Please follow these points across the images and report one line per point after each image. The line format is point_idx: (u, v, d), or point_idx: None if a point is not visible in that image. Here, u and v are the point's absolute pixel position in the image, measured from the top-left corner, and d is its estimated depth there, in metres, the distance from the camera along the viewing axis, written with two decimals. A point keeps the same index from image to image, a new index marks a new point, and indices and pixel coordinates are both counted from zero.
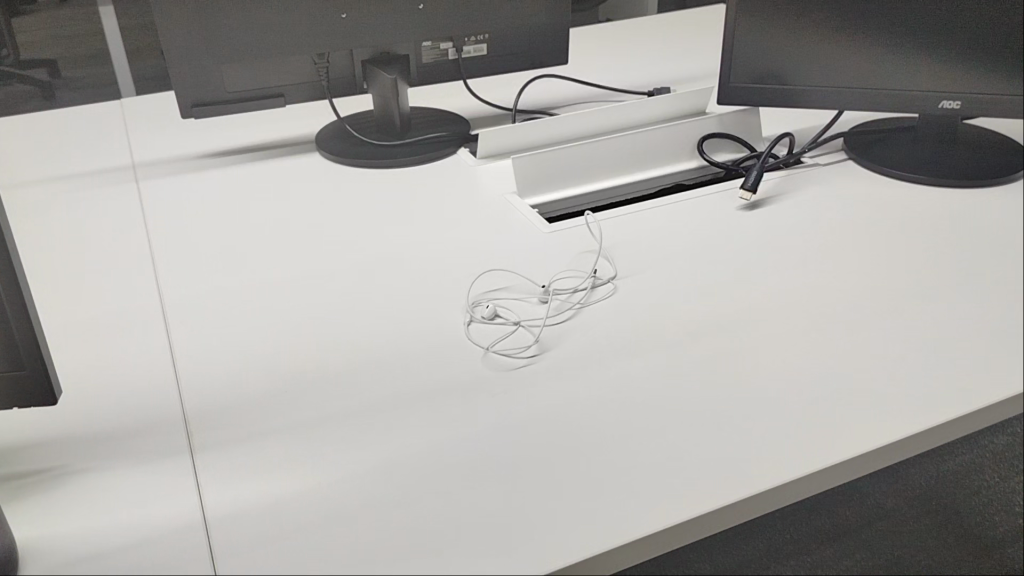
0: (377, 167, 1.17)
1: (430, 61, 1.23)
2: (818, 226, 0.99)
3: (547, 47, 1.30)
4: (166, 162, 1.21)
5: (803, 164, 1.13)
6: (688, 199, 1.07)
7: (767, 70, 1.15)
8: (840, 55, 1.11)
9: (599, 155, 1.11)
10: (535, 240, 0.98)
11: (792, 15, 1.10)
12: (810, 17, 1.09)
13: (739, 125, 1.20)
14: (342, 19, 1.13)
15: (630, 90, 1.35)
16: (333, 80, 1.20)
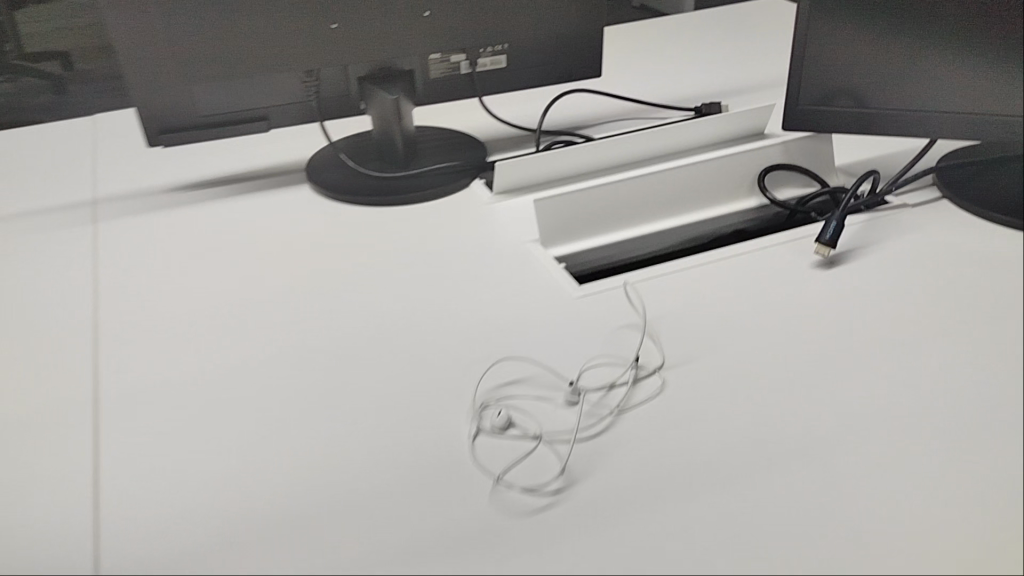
0: (375, 206, 0.99)
1: (439, 77, 1.05)
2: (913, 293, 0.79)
3: (577, 58, 1.11)
4: (130, 198, 1.03)
5: (888, 206, 0.93)
6: (748, 251, 0.88)
7: (842, 89, 0.95)
8: (933, 70, 0.91)
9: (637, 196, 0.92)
10: (562, 311, 0.79)
11: (880, 22, 0.90)
12: (896, 28, 0.90)
13: (806, 154, 1.00)
14: (333, 30, 0.95)
15: (673, 108, 1.16)
16: (325, 102, 1.02)
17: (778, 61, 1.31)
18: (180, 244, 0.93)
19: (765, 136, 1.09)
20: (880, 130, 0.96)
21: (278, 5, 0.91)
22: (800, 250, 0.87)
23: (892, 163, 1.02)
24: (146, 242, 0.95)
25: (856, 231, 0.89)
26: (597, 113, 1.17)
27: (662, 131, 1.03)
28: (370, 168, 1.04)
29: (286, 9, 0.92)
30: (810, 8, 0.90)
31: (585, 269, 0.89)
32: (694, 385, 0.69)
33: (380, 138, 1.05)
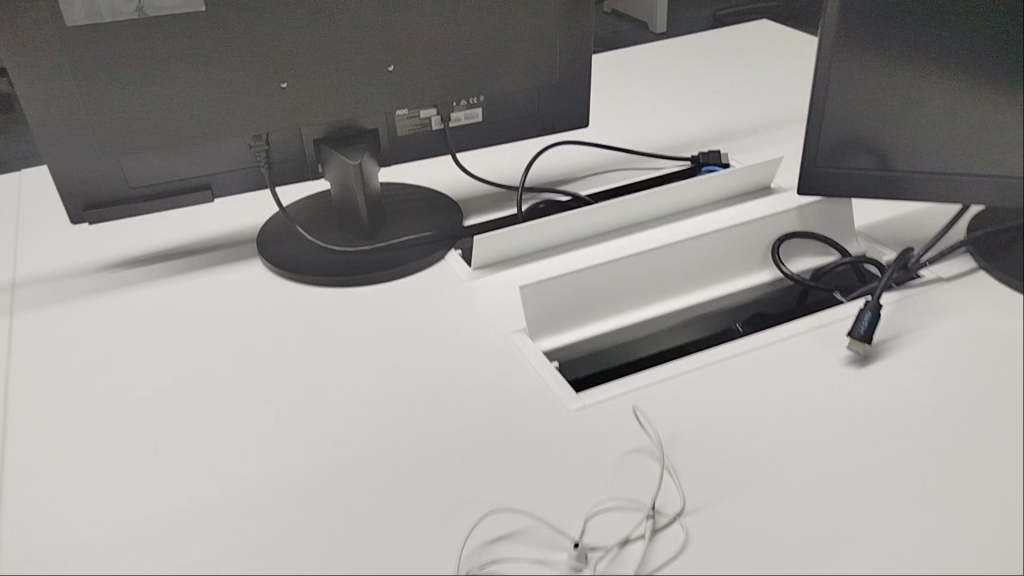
0: (336, 286, 0.87)
1: (407, 134, 0.93)
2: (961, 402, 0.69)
3: (562, 107, 0.99)
4: (56, 279, 0.90)
5: (919, 281, 0.83)
6: (765, 341, 0.76)
7: (862, 145, 0.84)
8: (962, 130, 0.81)
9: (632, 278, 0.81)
10: (559, 432, 0.68)
11: (905, 71, 0.80)
12: (925, 71, 0.79)
13: (823, 219, 0.89)
14: (282, 89, 0.83)
15: (668, 158, 1.05)
16: (276, 166, 0.90)
17: (778, 94, 1.20)
18: (110, 343, 0.80)
19: (772, 191, 0.97)
20: (906, 196, 0.84)
21: (216, 61, 0.80)
22: (827, 342, 0.76)
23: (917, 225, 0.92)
24: (70, 337, 0.82)
25: (888, 316, 0.78)
26: (583, 165, 1.05)
27: (661, 193, 0.91)
28: (327, 240, 0.91)
29: (226, 67, 0.80)
30: (833, 32, 0.79)
31: (580, 368, 0.77)
32: (722, 538, 0.58)
33: (339, 204, 0.93)
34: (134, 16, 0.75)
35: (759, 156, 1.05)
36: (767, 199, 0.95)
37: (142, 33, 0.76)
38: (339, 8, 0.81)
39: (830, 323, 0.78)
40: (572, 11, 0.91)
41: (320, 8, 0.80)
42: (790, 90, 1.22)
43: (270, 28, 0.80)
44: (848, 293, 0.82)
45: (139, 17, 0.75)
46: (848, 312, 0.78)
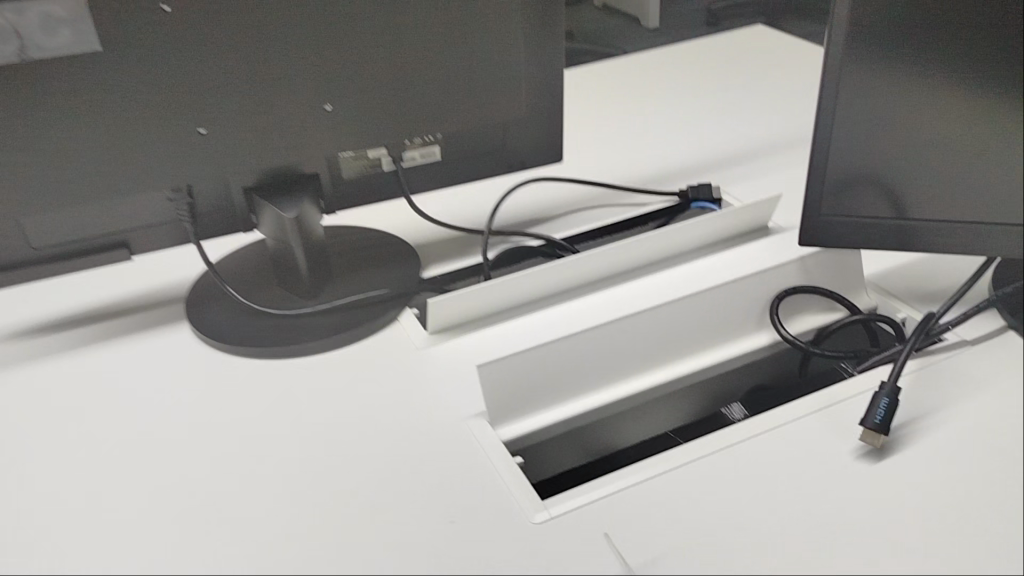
0: (272, 355, 0.76)
1: (353, 177, 0.81)
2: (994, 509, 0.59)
3: (532, 140, 0.88)
4: None
5: (940, 345, 0.73)
6: (762, 426, 0.66)
7: (869, 182, 0.75)
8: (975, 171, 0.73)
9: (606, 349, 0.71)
10: (518, 553, 0.57)
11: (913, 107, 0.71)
12: (937, 100, 0.71)
13: (828, 271, 0.79)
14: (201, 135, 0.72)
15: (653, 194, 0.94)
16: (203, 219, 0.78)
17: (773, 113, 1.09)
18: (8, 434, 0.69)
19: (769, 232, 0.86)
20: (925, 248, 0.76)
21: (123, 105, 0.68)
22: (835, 428, 0.65)
23: (933, 275, 0.81)
24: None
25: (906, 393, 0.68)
26: (558, 202, 0.94)
27: (648, 239, 0.79)
28: (263, 301, 0.80)
29: (133, 114, 0.69)
30: (840, 49, 0.70)
31: (549, 470, 0.66)
32: None
33: (277, 259, 0.82)
34: (15, 58, 0.63)
35: (754, 188, 0.94)
36: (764, 241, 0.84)
37: (27, 78, 0.64)
38: (266, 43, 0.69)
39: (838, 405, 0.67)
40: (540, 36, 0.80)
41: (244, 44, 0.69)
42: (784, 108, 1.11)
43: (183, 68, 0.68)
44: (858, 362, 0.72)
45: (21, 60, 0.63)
46: (861, 391, 0.68)
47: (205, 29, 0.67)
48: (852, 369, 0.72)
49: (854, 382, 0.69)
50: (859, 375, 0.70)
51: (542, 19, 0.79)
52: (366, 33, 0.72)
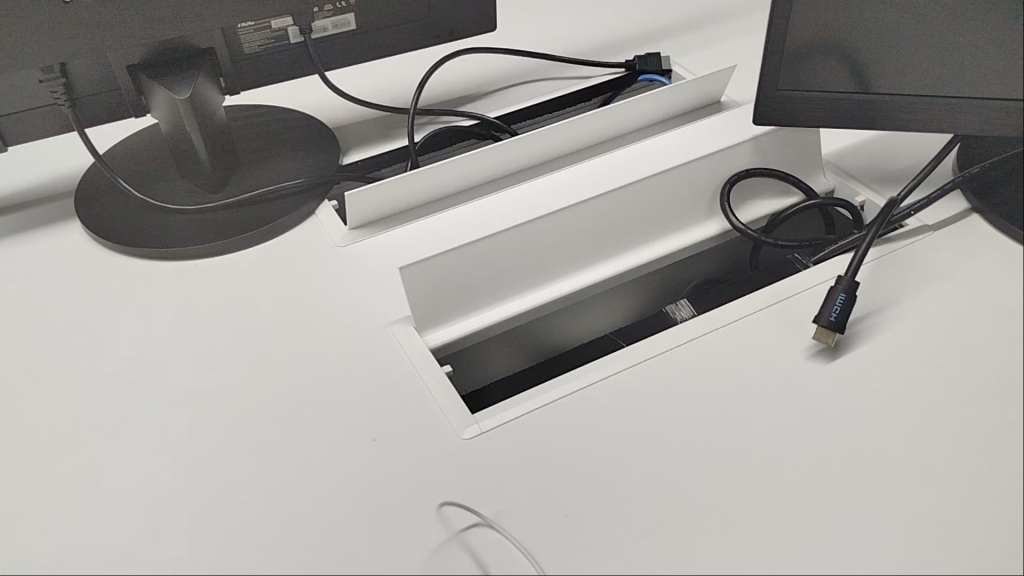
0: (173, 258, 0.68)
1: (256, 51, 0.72)
2: (948, 411, 0.56)
3: (460, 5, 0.79)
4: None
5: (899, 233, 0.68)
6: (711, 328, 0.61)
7: (830, 53, 0.68)
8: (953, 42, 0.65)
9: (540, 246, 0.64)
10: (442, 471, 0.53)
11: None
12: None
13: (780, 155, 0.73)
14: (66, 5, 0.61)
15: (598, 69, 0.85)
16: (84, 104, 0.69)
17: None
18: None
19: (721, 107, 0.79)
20: (881, 125, 0.71)
21: None
22: (787, 325, 0.61)
23: (894, 158, 0.76)
24: None
25: (863, 286, 0.64)
26: (493, 76, 0.85)
27: (589, 119, 0.72)
28: (159, 196, 0.72)
29: None
30: None
31: (472, 381, 0.64)
32: None
33: (175, 148, 0.73)
34: None
35: (705, 58, 0.86)
36: (715, 117, 0.77)
37: None
38: None
39: (790, 300, 0.63)
40: None
41: None
42: None
43: None
44: (813, 254, 0.67)
45: None
46: (815, 286, 0.64)
47: None
48: (806, 262, 0.67)
49: (808, 275, 0.64)
50: (814, 268, 0.65)
51: None
52: None
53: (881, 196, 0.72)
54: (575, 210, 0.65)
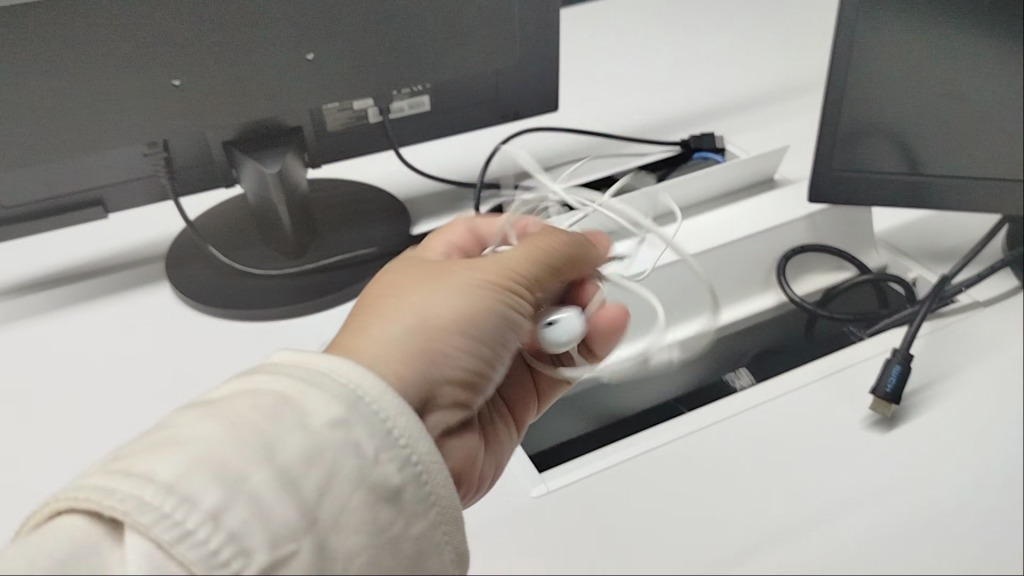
0: (256, 317, 0.73)
1: (339, 129, 0.78)
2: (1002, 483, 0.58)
3: (527, 88, 0.84)
4: None
5: (952, 308, 0.70)
6: (770, 396, 0.63)
7: (882, 136, 0.72)
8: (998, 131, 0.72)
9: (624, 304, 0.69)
10: (513, 528, 0.55)
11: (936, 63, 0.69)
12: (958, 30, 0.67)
13: (833, 231, 0.77)
14: (175, 88, 0.66)
15: (654, 146, 0.90)
16: (181, 175, 0.75)
17: (774, 57, 1.05)
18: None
19: (774, 184, 0.83)
20: (935, 204, 0.76)
21: (93, 59, 0.63)
22: (844, 395, 0.63)
23: (942, 236, 0.79)
24: None
25: (917, 359, 0.66)
26: (554, 152, 0.90)
27: (651, 193, 0.75)
28: (243, 258, 0.77)
29: (101, 66, 0.63)
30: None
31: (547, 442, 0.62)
32: None
33: (260, 216, 0.78)
34: None
35: (756, 138, 0.90)
36: (768, 194, 0.81)
37: None
38: None
39: (846, 371, 0.65)
40: None
41: None
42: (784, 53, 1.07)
43: (154, 16, 0.62)
44: (867, 326, 0.70)
45: None
46: (870, 358, 0.66)
47: None
48: (861, 333, 0.69)
49: (863, 347, 0.67)
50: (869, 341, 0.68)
51: None
52: None
53: (932, 271, 0.75)
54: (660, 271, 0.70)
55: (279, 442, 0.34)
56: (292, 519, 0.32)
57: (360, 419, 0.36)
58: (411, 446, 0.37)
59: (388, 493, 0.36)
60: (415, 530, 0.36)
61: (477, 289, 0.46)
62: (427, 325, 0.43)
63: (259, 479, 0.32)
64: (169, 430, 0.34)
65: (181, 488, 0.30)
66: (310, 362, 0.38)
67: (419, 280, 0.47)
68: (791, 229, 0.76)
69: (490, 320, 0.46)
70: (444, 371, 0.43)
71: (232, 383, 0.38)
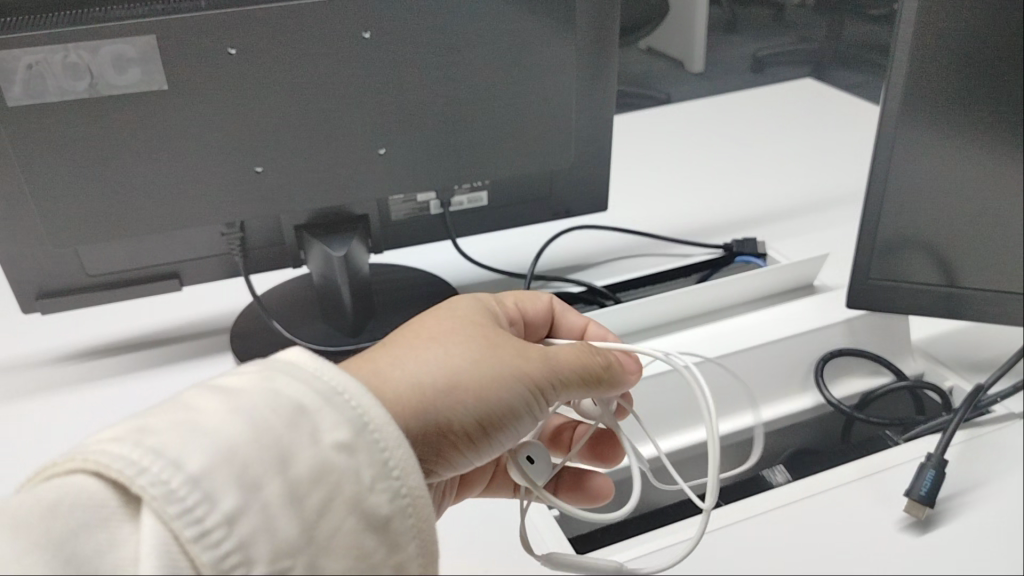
0: None
1: (401, 219, 0.83)
2: None
3: (579, 189, 0.89)
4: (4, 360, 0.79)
5: (988, 417, 0.72)
6: (806, 494, 0.65)
7: (915, 248, 0.76)
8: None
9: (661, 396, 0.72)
10: None
11: (965, 180, 0.74)
12: (988, 145, 0.73)
13: (871, 337, 0.79)
14: (257, 174, 0.72)
15: (696, 249, 0.94)
16: (253, 253, 0.81)
17: (814, 172, 1.10)
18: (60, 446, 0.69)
19: (813, 290, 0.86)
20: (969, 315, 0.78)
21: (187, 144, 0.69)
22: (878, 496, 0.65)
23: (976, 348, 0.81)
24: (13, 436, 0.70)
25: (951, 465, 0.67)
26: (602, 249, 0.94)
27: (696, 290, 0.78)
28: (304, 334, 0.82)
29: (192, 153, 0.69)
30: (896, 115, 0.71)
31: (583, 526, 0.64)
32: None
33: (323, 296, 0.83)
34: (85, 95, 0.64)
35: (796, 245, 0.94)
36: (808, 298, 0.84)
37: (95, 113, 0.65)
38: (332, 92, 0.70)
39: (881, 473, 0.67)
40: (594, 87, 0.80)
41: (308, 90, 0.69)
42: (827, 166, 1.12)
43: (246, 108, 0.69)
44: (903, 432, 0.72)
45: (90, 96, 0.64)
46: (905, 462, 0.68)
47: (273, 75, 0.68)
48: (897, 438, 0.71)
49: (897, 452, 0.69)
50: (904, 445, 0.69)
51: (595, 69, 0.79)
52: (427, 82, 0.72)
53: (969, 381, 0.77)
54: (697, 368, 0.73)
55: (291, 454, 0.34)
56: (292, 536, 0.33)
57: (368, 449, 0.36)
58: (405, 480, 0.37)
59: (377, 523, 0.36)
60: (395, 560, 0.37)
61: (509, 359, 0.47)
62: (454, 373, 0.45)
63: (271, 489, 0.33)
64: (190, 410, 0.35)
65: (205, 484, 0.32)
66: (331, 374, 0.38)
67: (460, 324, 0.48)
68: (830, 333, 0.79)
69: (512, 387, 0.47)
70: (444, 420, 0.44)
71: (251, 370, 0.38)
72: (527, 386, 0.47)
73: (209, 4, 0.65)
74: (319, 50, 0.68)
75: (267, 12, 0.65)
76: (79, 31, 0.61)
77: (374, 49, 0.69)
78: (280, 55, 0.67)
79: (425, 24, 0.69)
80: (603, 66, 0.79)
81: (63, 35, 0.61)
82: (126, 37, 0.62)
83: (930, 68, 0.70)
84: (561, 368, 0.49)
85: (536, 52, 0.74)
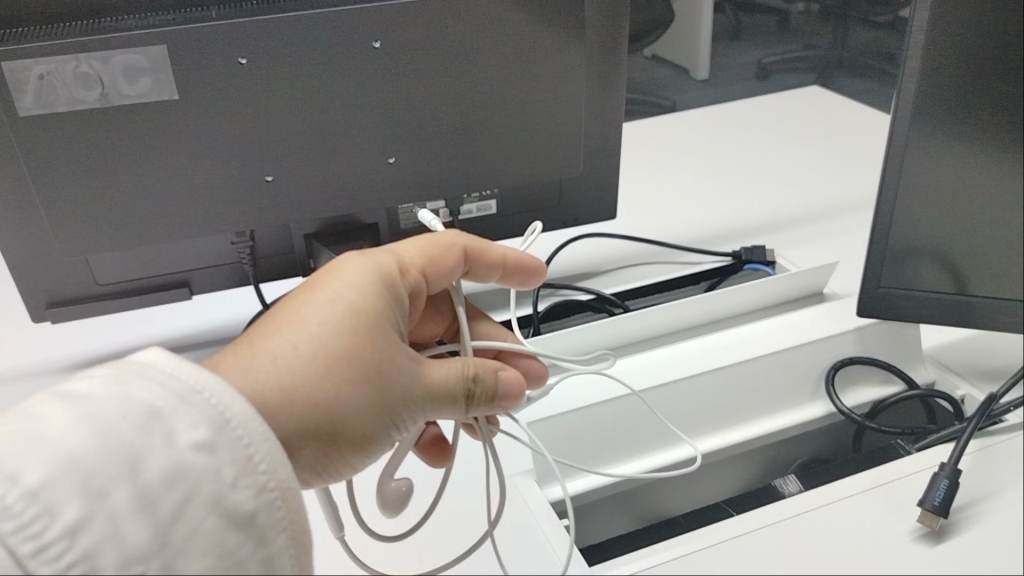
0: None
1: (410, 228, 0.82)
2: None
3: (588, 197, 0.89)
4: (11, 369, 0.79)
5: (999, 427, 0.72)
6: (819, 506, 0.65)
7: (923, 257, 0.76)
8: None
9: (671, 406, 0.72)
10: None
11: (972, 187, 0.74)
12: (992, 154, 0.73)
13: (882, 346, 0.79)
14: (267, 183, 0.73)
15: (705, 258, 0.94)
16: (262, 262, 0.81)
17: (822, 181, 1.10)
18: None
19: (823, 298, 0.86)
20: (980, 325, 0.78)
21: (196, 155, 0.69)
22: (891, 507, 0.65)
23: (985, 357, 0.81)
24: None
25: (966, 472, 0.67)
26: (610, 256, 0.94)
27: (707, 298, 0.78)
28: None
29: (201, 162, 0.69)
30: (907, 123, 0.71)
31: (593, 537, 0.65)
32: None
33: None
34: (96, 105, 0.64)
35: (805, 254, 0.94)
36: (816, 306, 0.84)
37: (105, 124, 0.65)
38: (343, 100, 0.70)
39: (893, 483, 0.67)
40: (605, 96, 0.80)
41: (318, 96, 0.69)
42: (835, 175, 1.12)
43: (254, 117, 0.69)
44: (915, 441, 0.72)
45: (101, 106, 0.64)
46: (919, 472, 0.68)
47: (282, 83, 0.68)
48: (909, 447, 0.71)
49: (909, 462, 0.69)
50: (917, 456, 0.69)
51: (604, 77, 0.79)
52: (438, 93, 0.73)
53: (981, 390, 0.76)
54: (710, 378, 0.73)
55: (143, 459, 0.36)
56: (143, 543, 0.36)
57: (228, 445, 0.38)
58: (270, 473, 0.39)
59: (241, 519, 0.38)
60: (264, 553, 0.39)
61: (359, 283, 0.47)
62: (296, 317, 0.45)
63: (118, 497, 0.36)
64: (36, 419, 0.37)
65: (45, 496, 0.35)
66: (191, 372, 0.39)
67: (314, 286, 0.47)
68: (840, 342, 0.78)
69: (360, 292, 0.47)
70: (300, 363, 0.44)
71: (104, 373, 0.39)
72: (377, 290, 0.47)
73: (220, 14, 0.65)
74: (331, 60, 0.68)
75: (280, 21, 0.65)
76: (89, 42, 0.61)
77: (386, 58, 0.69)
78: (290, 64, 0.67)
79: (434, 31, 0.69)
80: (612, 74, 0.79)
81: (75, 44, 0.61)
82: (136, 48, 0.62)
83: (939, 76, 0.70)
84: (405, 262, 0.50)
85: (546, 60, 0.74)
